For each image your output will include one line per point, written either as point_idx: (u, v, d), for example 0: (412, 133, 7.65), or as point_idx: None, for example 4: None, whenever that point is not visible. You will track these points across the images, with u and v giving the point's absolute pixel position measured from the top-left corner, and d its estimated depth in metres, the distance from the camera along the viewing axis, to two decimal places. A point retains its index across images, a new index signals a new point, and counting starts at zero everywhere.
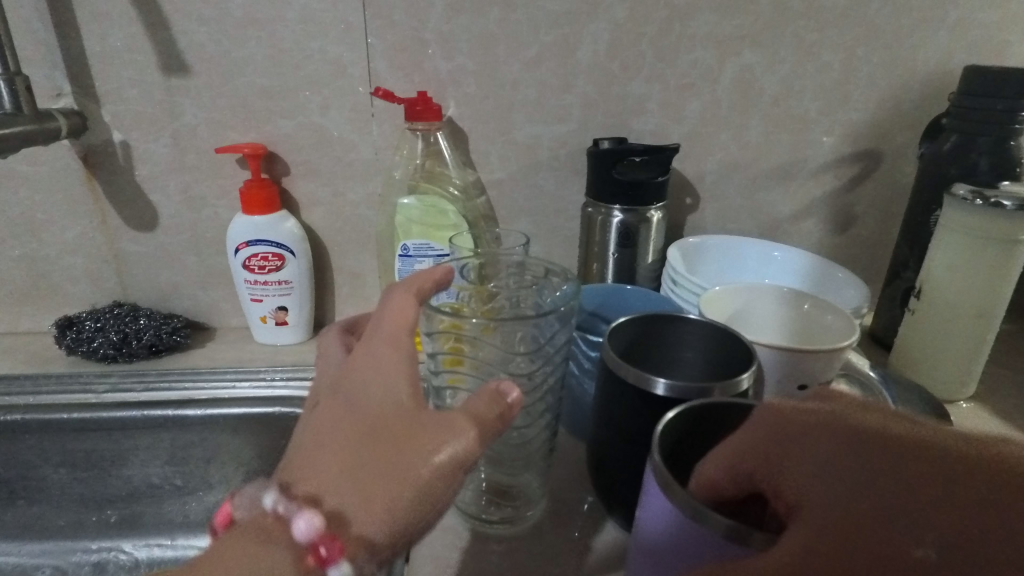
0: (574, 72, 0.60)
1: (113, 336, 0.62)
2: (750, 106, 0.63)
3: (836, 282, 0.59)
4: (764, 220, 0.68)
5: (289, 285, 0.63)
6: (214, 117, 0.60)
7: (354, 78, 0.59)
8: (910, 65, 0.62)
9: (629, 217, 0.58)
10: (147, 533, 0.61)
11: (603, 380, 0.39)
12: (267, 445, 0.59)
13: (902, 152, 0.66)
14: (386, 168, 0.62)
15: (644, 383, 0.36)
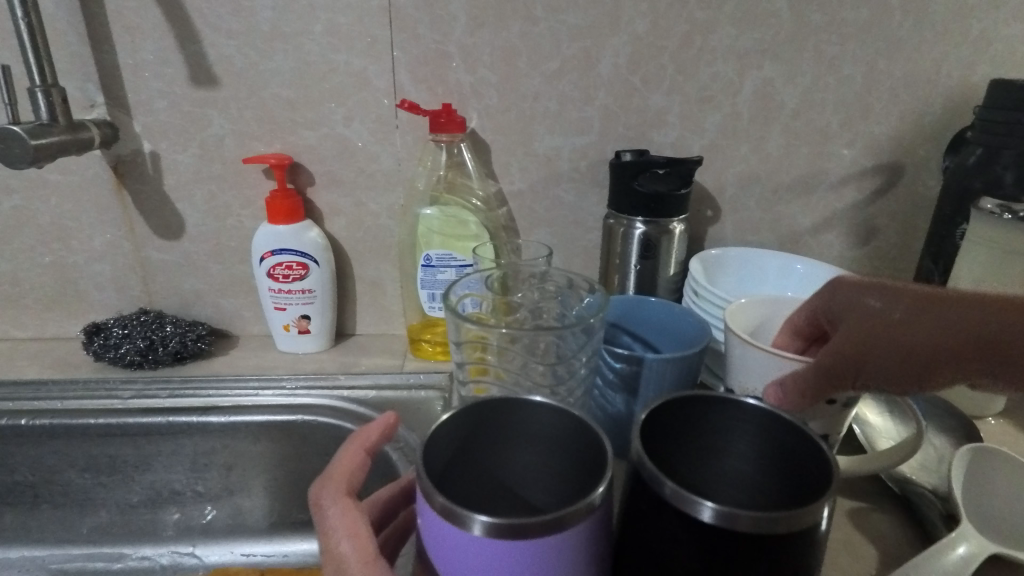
0: (595, 85, 0.60)
1: (138, 342, 0.63)
2: (772, 119, 0.63)
3: None
4: (785, 233, 0.68)
5: (311, 294, 0.63)
6: (241, 129, 0.61)
7: (379, 90, 0.60)
8: (933, 77, 0.62)
9: (650, 228, 0.58)
10: (170, 538, 0.62)
11: None
12: (287, 453, 0.60)
13: (924, 165, 0.65)
14: (409, 179, 0.63)
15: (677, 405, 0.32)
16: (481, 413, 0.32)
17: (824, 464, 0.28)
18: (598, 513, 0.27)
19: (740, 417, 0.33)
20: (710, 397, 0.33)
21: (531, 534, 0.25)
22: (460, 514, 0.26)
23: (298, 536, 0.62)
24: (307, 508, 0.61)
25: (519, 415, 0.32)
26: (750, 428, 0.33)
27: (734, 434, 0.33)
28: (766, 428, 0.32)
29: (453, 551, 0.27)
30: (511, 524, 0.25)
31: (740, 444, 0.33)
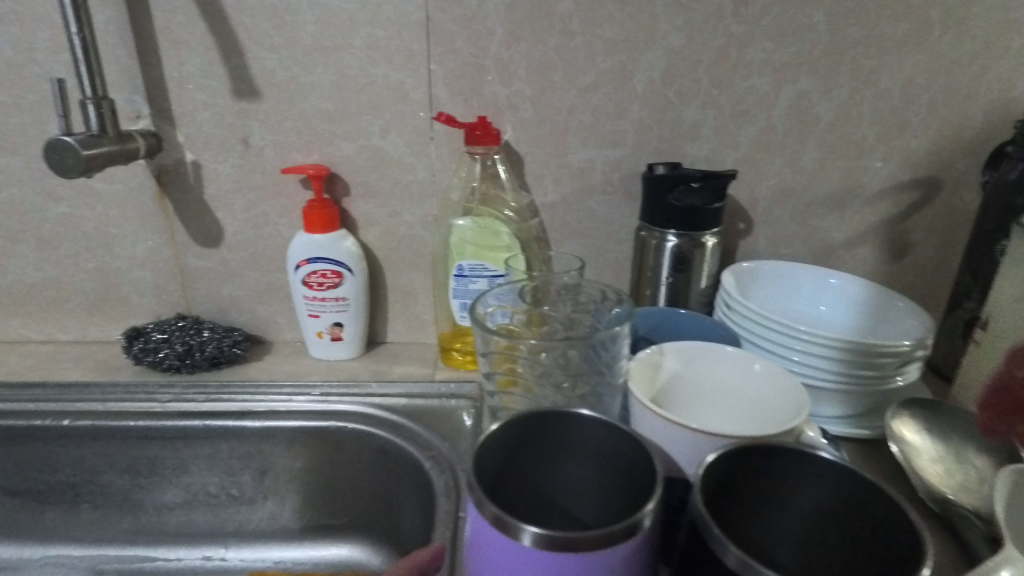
0: (629, 98, 0.61)
1: (178, 347, 0.64)
2: (806, 133, 0.63)
3: (896, 311, 0.57)
4: (818, 246, 0.67)
5: (345, 302, 0.64)
6: (280, 140, 0.62)
7: (415, 103, 0.61)
8: (973, 92, 0.61)
9: (683, 242, 0.58)
10: (205, 540, 0.63)
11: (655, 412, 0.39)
12: (320, 459, 0.61)
13: (962, 180, 0.64)
14: (442, 190, 0.63)
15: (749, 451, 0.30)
16: (534, 425, 0.32)
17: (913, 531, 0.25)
18: (647, 533, 0.27)
19: (809, 469, 0.30)
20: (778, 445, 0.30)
21: (580, 546, 0.25)
22: (515, 525, 0.26)
23: (328, 541, 0.63)
24: (338, 514, 0.62)
25: (566, 432, 0.33)
26: (820, 481, 0.30)
27: (800, 484, 0.30)
28: (839, 482, 0.29)
29: (502, 559, 0.27)
30: (561, 536, 0.26)
31: (809, 499, 0.30)
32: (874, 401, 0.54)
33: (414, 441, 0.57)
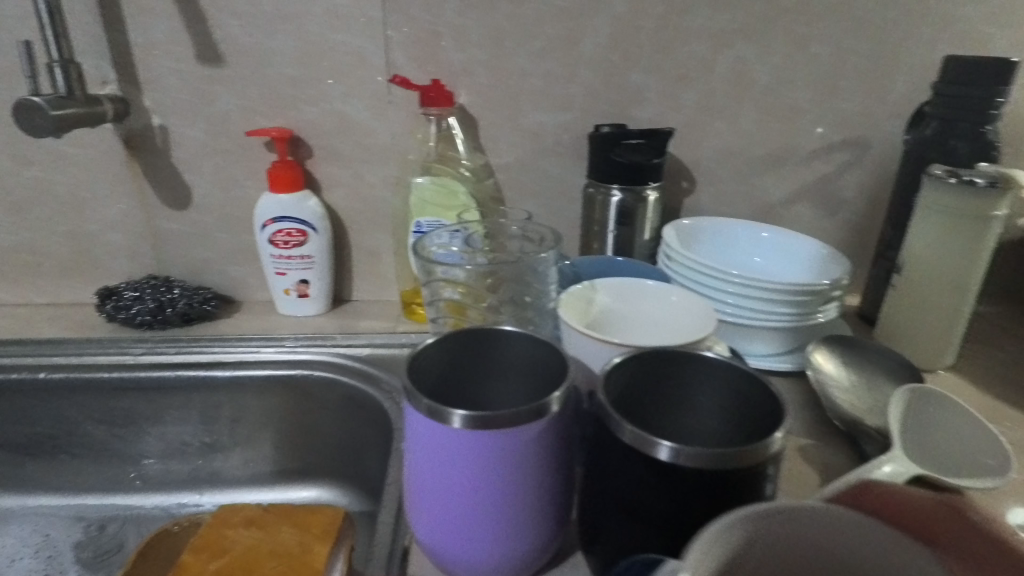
0: (578, 63, 0.64)
1: (149, 304, 0.67)
2: (744, 96, 0.67)
3: (821, 258, 0.62)
4: (758, 204, 0.72)
5: (311, 260, 0.68)
6: (245, 105, 0.65)
7: (374, 68, 0.64)
8: (898, 56, 0.66)
9: (627, 196, 0.62)
10: (182, 486, 0.67)
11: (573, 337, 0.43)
12: (288, 407, 0.64)
13: (889, 140, 0.69)
14: (402, 152, 0.67)
15: (649, 360, 0.33)
16: (465, 343, 0.36)
17: (779, 414, 0.29)
18: (555, 417, 0.31)
19: (704, 374, 0.33)
20: (677, 352, 0.33)
21: (496, 424, 0.30)
22: (445, 412, 0.31)
23: (298, 485, 0.66)
24: (307, 459, 0.66)
25: (494, 349, 0.36)
26: (716, 385, 0.33)
27: (698, 387, 0.34)
28: (730, 384, 0.32)
29: (435, 444, 0.32)
30: (479, 417, 0.30)
31: (707, 399, 0.34)
32: (799, 338, 0.59)
33: (377, 385, 0.61)
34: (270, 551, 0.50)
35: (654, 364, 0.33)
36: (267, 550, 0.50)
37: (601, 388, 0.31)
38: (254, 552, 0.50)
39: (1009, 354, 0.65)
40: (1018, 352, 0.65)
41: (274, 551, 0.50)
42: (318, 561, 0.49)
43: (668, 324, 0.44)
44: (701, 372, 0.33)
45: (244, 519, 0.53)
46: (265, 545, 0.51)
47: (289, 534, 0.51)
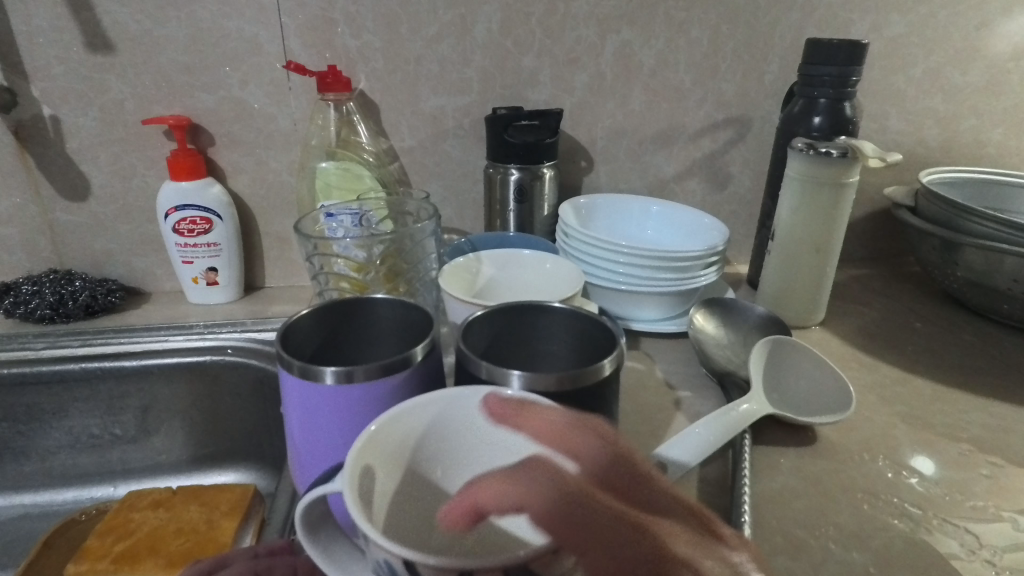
0: (472, 48, 0.67)
1: (48, 298, 0.66)
2: (633, 78, 0.71)
3: (703, 228, 0.67)
4: (652, 180, 0.76)
5: (217, 247, 0.68)
6: (140, 93, 0.65)
7: (270, 55, 0.64)
8: (769, 39, 0.71)
9: (523, 175, 0.66)
10: (93, 479, 0.66)
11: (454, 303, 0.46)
12: (199, 392, 0.65)
13: (766, 117, 0.75)
14: (304, 138, 0.68)
15: (508, 315, 0.37)
16: (339, 312, 0.38)
17: (612, 353, 0.33)
18: (419, 368, 0.35)
19: (558, 325, 0.37)
20: (533, 308, 0.37)
21: (357, 378, 0.33)
22: (315, 370, 0.33)
23: (216, 469, 0.68)
24: (222, 444, 0.67)
25: (365, 315, 0.39)
26: (568, 333, 0.37)
27: (554, 339, 0.37)
28: (577, 329, 0.36)
29: (309, 403, 0.34)
30: (341, 372, 0.33)
31: (561, 349, 0.37)
32: (684, 302, 0.64)
33: None
34: (173, 530, 0.51)
35: (513, 318, 0.37)
36: (171, 530, 0.51)
37: (456, 339, 0.34)
38: (157, 531, 0.51)
39: (873, 309, 0.72)
40: (881, 307, 0.73)
41: (177, 530, 0.51)
42: (225, 535, 0.50)
43: (546, 289, 0.48)
44: (556, 324, 0.37)
45: (153, 503, 0.54)
46: (169, 525, 0.51)
47: (197, 512, 0.52)
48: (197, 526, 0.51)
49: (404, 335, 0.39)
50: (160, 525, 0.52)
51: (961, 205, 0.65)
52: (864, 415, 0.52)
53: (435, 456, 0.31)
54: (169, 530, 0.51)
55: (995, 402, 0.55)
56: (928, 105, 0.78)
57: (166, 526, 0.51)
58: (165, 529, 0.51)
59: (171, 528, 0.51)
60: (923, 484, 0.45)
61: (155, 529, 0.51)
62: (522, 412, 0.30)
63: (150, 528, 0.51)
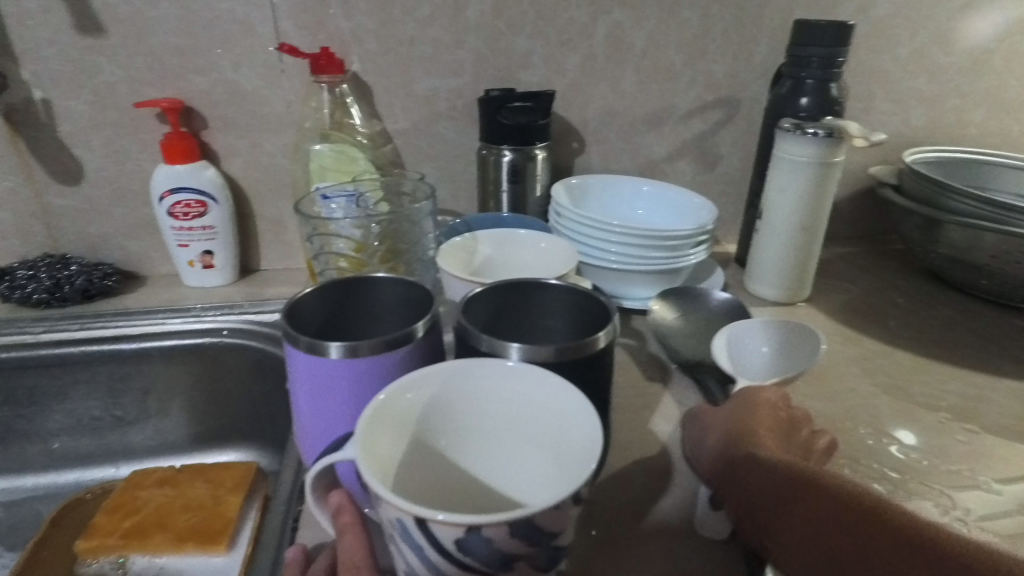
0: (465, 29, 0.67)
1: (45, 282, 0.66)
2: (624, 59, 0.71)
3: (693, 207, 0.68)
4: (643, 161, 0.77)
5: (213, 230, 0.68)
6: (132, 76, 0.65)
7: (262, 37, 0.64)
8: (758, 20, 0.72)
9: (517, 155, 0.67)
10: (96, 460, 0.67)
11: (449, 287, 0.46)
12: (200, 374, 0.66)
13: (755, 98, 0.76)
14: (298, 120, 0.68)
15: (507, 291, 0.38)
16: (340, 289, 0.39)
17: (609, 324, 0.34)
18: (420, 342, 0.36)
19: (554, 301, 0.38)
20: (530, 283, 0.38)
21: (361, 352, 0.34)
22: (322, 345, 0.34)
23: (217, 449, 0.69)
24: (223, 424, 0.68)
25: (365, 294, 0.40)
26: (563, 306, 0.38)
27: (551, 314, 0.39)
28: (573, 304, 0.38)
29: (316, 377, 0.35)
30: (346, 347, 0.34)
31: (557, 324, 0.39)
32: (676, 280, 0.66)
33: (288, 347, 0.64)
34: (182, 506, 0.52)
35: (512, 294, 0.38)
36: (180, 505, 0.52)
37: (456, 313, 0.35)
38: (165, 507, 0.52)
39: (857, 285, 0.74)
40: (866, 284, 0.75)
41: (185, 507, 0.52)
42: (231, 510, 0.52)
43: (543, 267, 0.49)
44: (551, 299, 0.38)
45: (158, 481, 0.55)
46: (176, 501, 0.53)
47: (202, 488, 0.54)
48: (205, 502, 0.52)
49: (404, 310, 0.40)
50: (168, 501, 0.53)
51: (942, 184, 0.66)
52: (847, 386, 0.54)
53: (440, 424, 0.31)
54: (177, 507, 0.52)
55: (971, 373, 0.57)
56: (913, 86, 0.79)
57: (174, 502, 0.53)
58: (174, 504, 0.52)
59: (179, 505, 0.52)
60: (903, 451, 0.47)
61: (163, 506, 0.52)
62: (524, 381, 0.31)
63: (158, 504, 0.53)
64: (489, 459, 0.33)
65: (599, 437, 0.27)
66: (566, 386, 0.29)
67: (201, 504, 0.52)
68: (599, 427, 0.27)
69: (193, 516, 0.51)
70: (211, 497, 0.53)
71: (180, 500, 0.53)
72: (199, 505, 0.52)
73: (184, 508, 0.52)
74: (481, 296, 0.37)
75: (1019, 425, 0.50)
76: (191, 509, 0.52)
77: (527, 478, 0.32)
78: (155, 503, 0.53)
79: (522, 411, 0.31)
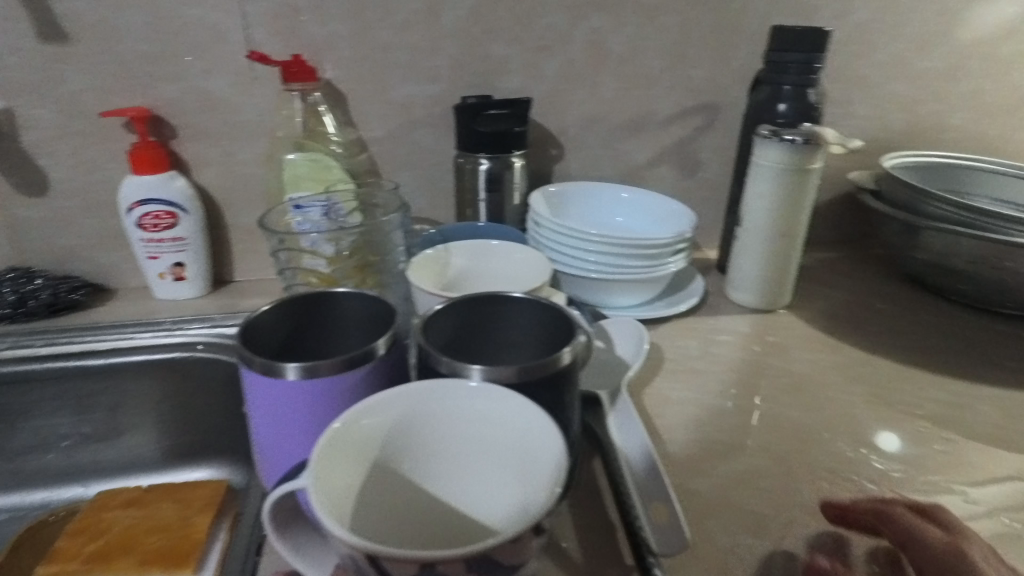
0: (440, 36, 0.66)
1: (10, 296, 0.64)
2: (602, 65, 0.71)
3: (673, 214, 0.67)
4: (624, 168, 0.77)
5: (184, 241, 0.67)
6: (98, 84, 0.63)
7: (233, 44, 0.63)
8: (737, 25, 0.71)
9: (493, 163, 0.66)
10: (63, 478, 0.65)
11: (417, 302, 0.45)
12: (169, 388, 0.64)
13: (735, 103, 0.75)
14: (271, 128, 0.67)
15: (470, 305, 0.37)
16: (302, 304, 0.38)
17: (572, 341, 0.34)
18: (382, 360, 0.35)
19: (519, 316, 0.37)
20: (497, 298, 0.37)
21: (320, 372, 0.33)
22: (279, 365, 0.33)
23: (189, 466, 0.67)
24: (194, 440, 0.66)
25: (328, 309, 0.39)
26: (528, 322, 0.37)
27: (517, 331, 0.38)
28: (537, 323, 0.37)
29: (276, 399, 0.34)
30: (304, 367, 0.33)
31: (521, 341, 0.38)
32: (656, 288, 0.65)
33: None
34: (149, 526, 0.51)
35: (475, 307, 0.37)
36: (146, 526, 0.51)
37: (416, 333, 0.35)
38: (132, 527, 0.51)
39: (839, 291, 0.74)
40: (847, 289, 0.74)
41: (151, 527, 0.51)
42: (199, 532, 0.50)
43: (517, 280, 0.48)
44: (517, 315, 0.37)
45: (123, 501, 0.53)
46: (144, 520, 0.51)
47: (170, 509, 0.52)
48: (173, 524, 0.51)
49: (368, 327, 0.39)
50: (135, 521, 0.51)
51: (923, 189, 0.66)
52: (827, 395, 0.54)
53: (402, 449, 0.30)
54: (144, 528, 0.51)
55: (949, 380, 0.57)
56: (892, 91, 0.79)
57: (140, 521, 0.51)
58: (141, 524, 0.51)
59: (146, 525, 0.51)
60: (882, 461, 0.46)
61: (131, 526, 0.51)
62: (488, 403, 0.30)
63: (126, 524, 0.51)
64: (456, 484, 0.31)
65: (562, 463, 0.26)
66: (530, 407, 0.29)
67: (168, 525, 0.51)
68: (563, 452, 0.26)
69: (160, 537, 0.50)
70: (178, 517, 0.51)
71: (148, 520, 0.51)
72: (167, 526, 0.51)
73: (151, 530, 0.50)
74: (443, 311, 0.36)
75: (999, 433, 0.50)
76: (158, 530, 0.50)
77: (494, 503, 0.30)
78: (120, 524, 0.51)
79: (486, 432, 0.30)
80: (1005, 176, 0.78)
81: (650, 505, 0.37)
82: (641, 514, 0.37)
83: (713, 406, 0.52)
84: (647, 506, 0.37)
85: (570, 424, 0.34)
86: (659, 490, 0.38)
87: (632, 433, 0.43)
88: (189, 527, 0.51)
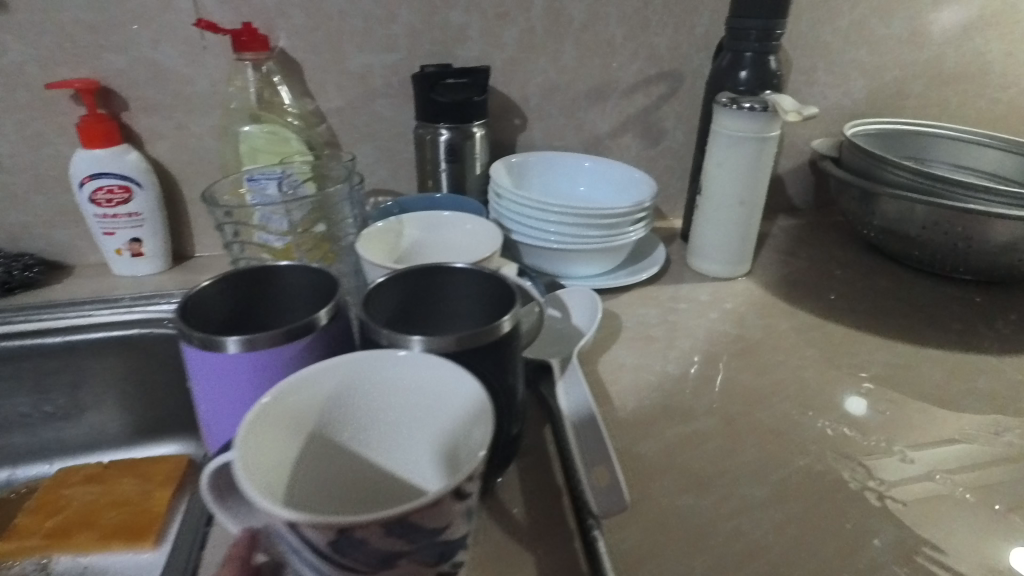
0: (397, 3, 0.65)
1: None
2: (563, 33, 0.70)
3: (635, 182, 0.67)
4: (588, 138, 0.76)
5: (140, 217, 0.66)
6: (41, 55, 0.61)
7: (181, 12, 0.61)
8: None
9: (454, 134, 0.66)
10: (26, 457, 0.65)
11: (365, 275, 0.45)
12: (129, 364, 0.64)
13: (699, 71, 0.75)
14: (225, 100, 0.65)
15: (413, 275, 0.37)
16: (243, 280, 0.38)
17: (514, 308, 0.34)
18: (324, 331, 0.35)
19: (464, 285, 0.38)
20: (441, 268, 0.37)
21: (260, 346, 0.33)
22: (217, 340, 0.33)
23: (154, 442, 0.67)
24: (158, 416, 0.66)
25: (270, 284, 0.39)
26: (473, 291, 0.37)
27: (461, 301, 0.38)
28: (482, 294, 0.37)
29: (217, 374, 0.34)
30: (243, 340, 0.33)
31: (466, 311, 0.38)
32: (617, 257, 0.65)
33: None
34: (109, 502, 0.51)
35: (419, 278, 0.37)
36: (106, 502, 0.51)
37: (358, 306, 0.35)
38: (91, 504, 0.51)
39: (799, 258, 0.75)
40: (807, 256, 0.75)
41: (111, 503, 0.51)
42: (160, 506, 0.51)
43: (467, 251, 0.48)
44: (460, 284, 0.38)
45: (83, 478, 0.54)
46: (102, 497, 0.52)
47: (130, 485, 0.53)
48: (132, 499, 0.51)
49: (311, 301, 0.39)
50: (93, 497, 0.52)
51: (880, 157, 0.67)
52: (778, 360, 0.55)
53: (335, 419, 0.31)
54: (103, 504, 0.51)
55: (898, 342, 0.58)
56: (855, 58, 0.79)
57: (99, 497, 0.52)
58: (100, 500, 0.51)
59: (105, 502, 0.51)
60: (825, 422, 0.48)
61: (90, 503, 0.51)
62: (422, 374, 0.30)
63: (84, 501, 0.51)
64: (390, 452, 0.32)
65: (488, 434, 0.27)
66: (461, 373, 0.29)
67: (128, 500, 0.51)
68: (489, 425, 0.27)
69: (120, 512, 0.50)
70: (138, 494, 0.52)
71: (107, 496, 0.52)
72: (126, 502, 0.51)
73: (110, 506, 0.51)
74: (386, 282, 0.36)
75: (940, 392, 0.51)
76: (117, 506, 0.51)
77: (430, 471, 0.31)
78: (79, 501, 0.51)
79: (419, 402, 0.31)
80: (959, 141, 0.78)
81: (592, 469, 0.38)
82: (584, 478, 0.37)
83: (668, 372, 0.53)
84: (589, 470, 0.37)
85: (512, 388, 0.34)
86: (600, 453, 0.38)
87: (577, 398, 0.42)
88: (149, 501, 0.51)
